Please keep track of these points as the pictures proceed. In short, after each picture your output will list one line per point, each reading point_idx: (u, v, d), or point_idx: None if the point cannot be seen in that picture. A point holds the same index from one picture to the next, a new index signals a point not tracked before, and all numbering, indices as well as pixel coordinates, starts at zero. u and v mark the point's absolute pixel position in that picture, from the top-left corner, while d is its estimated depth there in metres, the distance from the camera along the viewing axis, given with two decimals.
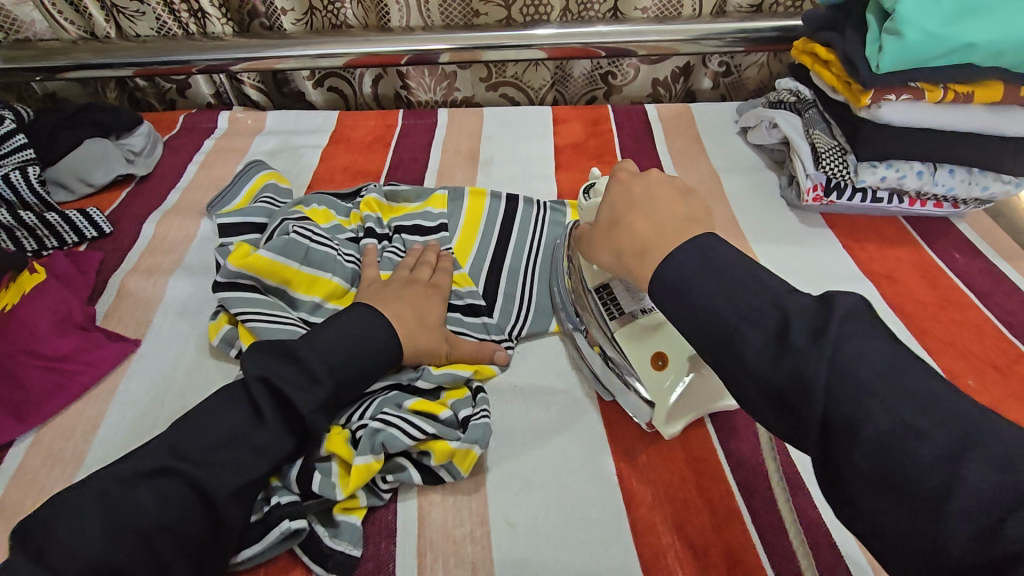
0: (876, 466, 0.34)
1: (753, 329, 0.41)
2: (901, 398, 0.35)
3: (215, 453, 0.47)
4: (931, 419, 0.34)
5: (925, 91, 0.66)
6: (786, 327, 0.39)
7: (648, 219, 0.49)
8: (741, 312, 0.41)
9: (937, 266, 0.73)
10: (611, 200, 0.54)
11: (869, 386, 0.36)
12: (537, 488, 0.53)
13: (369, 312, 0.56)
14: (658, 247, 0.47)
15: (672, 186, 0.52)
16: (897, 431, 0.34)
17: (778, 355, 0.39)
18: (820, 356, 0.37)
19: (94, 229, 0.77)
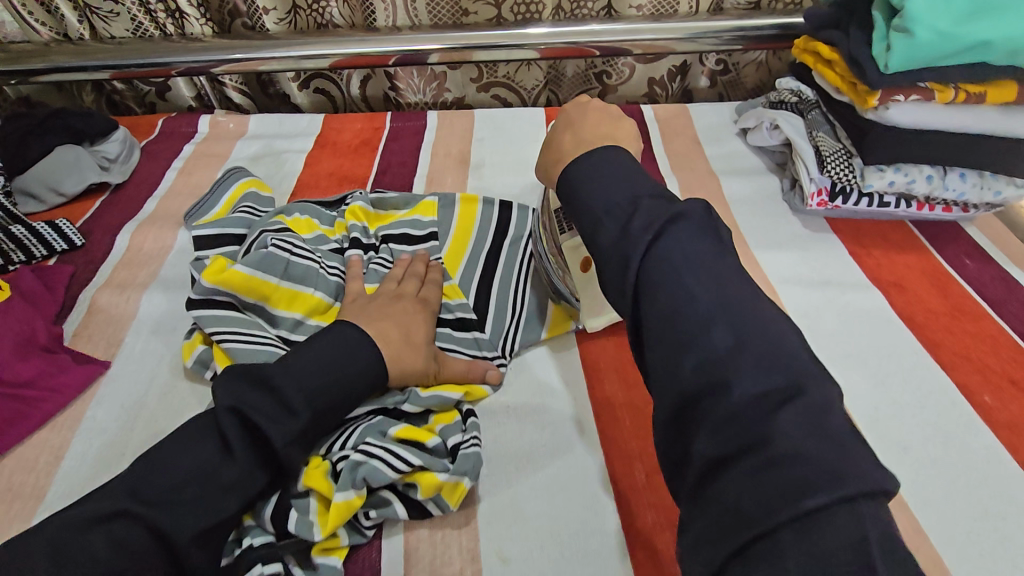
0: (657, 327, 0.39)
1: (606, 218, 0.45)
2: (693, 271, 0.40)
3: (180, 493, 0.43)
4: (705, 289, 0.40)
5: (935, 92, 0.63)
6: (632, 220, 0.44)
7: (573, 133, 0.56)
8: (605, 204, 0.46)
9: (947, 273, 0.70)
10: (553, 123, 0.60)
11: (676, 262, 0.41)
12: (531, 521, 0.49)
13: (351, 331, 0.53)
14: (567, 156, 0.55)
15: (607, 112, 0.59)
16: (679, 295, 0.39)
17: (620, 239, 0.43)
18: (645, 243, 0.42)
19: (64, 242, 0.74)
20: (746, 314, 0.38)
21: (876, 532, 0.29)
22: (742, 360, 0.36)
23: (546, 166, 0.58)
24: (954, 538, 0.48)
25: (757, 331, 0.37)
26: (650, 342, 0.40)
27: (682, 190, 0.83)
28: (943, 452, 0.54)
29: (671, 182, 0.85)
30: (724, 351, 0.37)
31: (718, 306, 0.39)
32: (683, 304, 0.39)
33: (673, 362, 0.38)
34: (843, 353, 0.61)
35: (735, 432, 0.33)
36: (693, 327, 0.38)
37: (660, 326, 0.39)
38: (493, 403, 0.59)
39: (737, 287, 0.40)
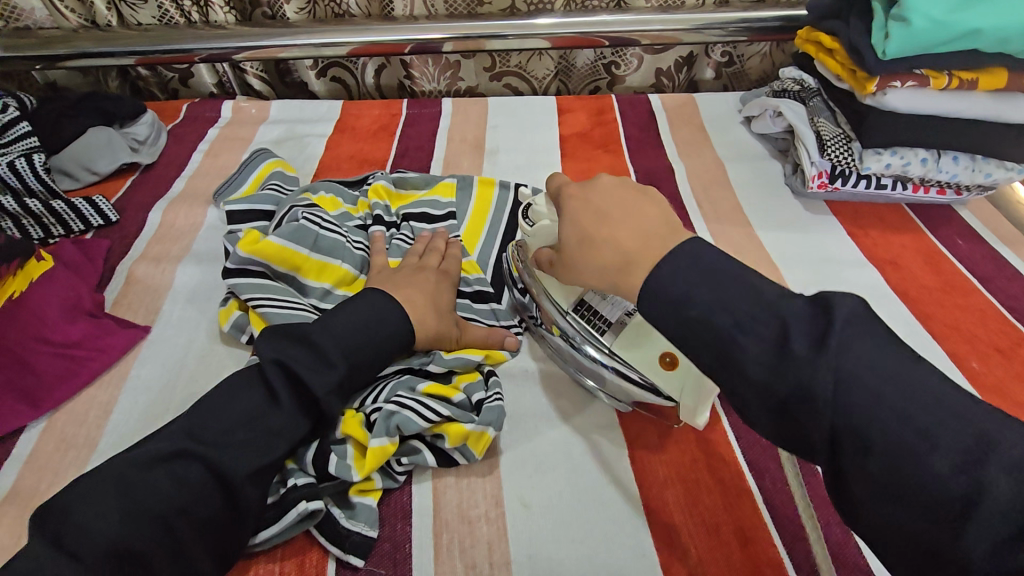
0: (893, 482, 0.35)
1: (744, 339, 0.39)
2: (916, 412, 0.35)
3: (232, 435, 0.47)
4: (949, 432, 0.35)
5: (930, 78, 0.67)
6: (784, 339, 0.38)
7: (628, 230, 0.46)
8: (735, 320, 0.40)
9: (940, 251, 0.73)
10: (573, 215, 0.49)
11: (887, 401, 0.36)
12: (549, 470, 0.53)
13: (381, 296, 0.57)
14: (644, 259, 0.44)
15: (629, 189, 0.50)
16: (915, 445, 0.35)
17: (776, 364, 0.38)
18: (821, 371, 0.36)
19: (100, 217, 0.77)
20: (1015, 456, 0.33)
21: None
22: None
23: (602, 266, 0.46)
24: None
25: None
26: (881, 496, 0.35)
27: (689, 175, 0.87)
28: None
29: (678, 167, 0.88)
30: (1017, 513, 0.32)
31: (974, 447, 0.34)
32: (926, 451, 0.34)
33: (942, 529, 0.33)
34: None
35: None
36: (959, 487, 0.33)
37: (899, 481, 0.35)
38: (513, 367, 0.62)
39: (978, 415, 0.35)
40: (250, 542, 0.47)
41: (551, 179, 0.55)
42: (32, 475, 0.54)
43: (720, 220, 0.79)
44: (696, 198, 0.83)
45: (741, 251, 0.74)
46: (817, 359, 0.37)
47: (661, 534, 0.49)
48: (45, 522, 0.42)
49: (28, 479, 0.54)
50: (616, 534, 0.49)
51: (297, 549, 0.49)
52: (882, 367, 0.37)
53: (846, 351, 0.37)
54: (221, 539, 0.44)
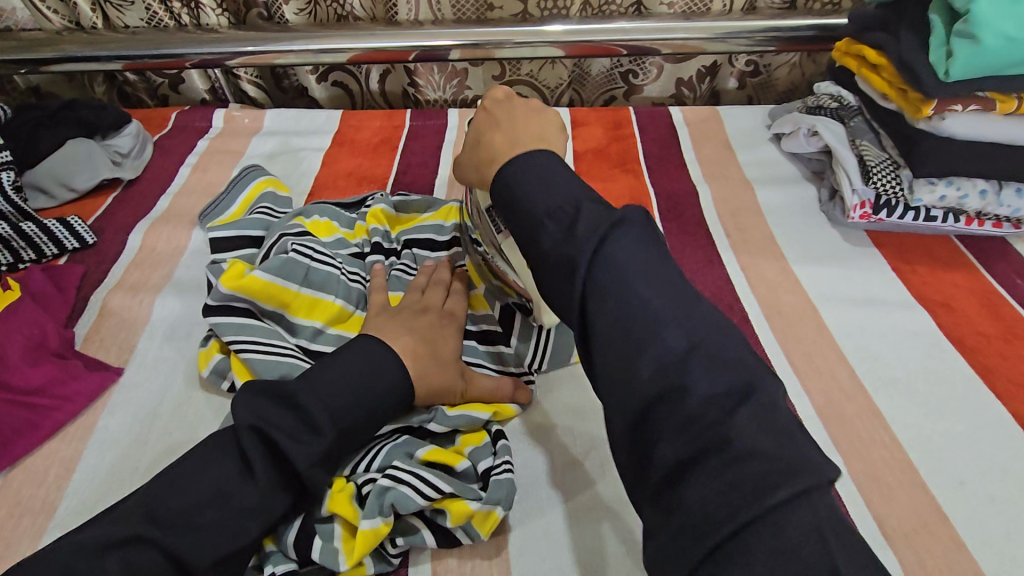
0: (610, 331, 0.39)
1: (548, 221, 0.44)
2: (638, 273, 0.40)
3: (199, 518, 0.41)
4: (658, 293, 0.40)
5: (996, 102, 0.60)
6: (574, 221, 0.43)
7: (506, 137, 0.52)
8: (546, 206, 0.45)
9: (997, 292, 0.66)
10: (476, 126, 0.55)
11: (620, 267, 0.40)
12: (566, 553, 0.47)
13: (375, 345, 0.50)
14: (499, 158, 0.52)
15: (532, 109, 0.55)
16: (629, 304, 0.39)
17: (563, 239, 0.43)
18: (587, 245, 0.41)
19: (75, 241, 0.71)
20: (697, 317, 0.39)
21: (831, 519, 0.31)
22: (697, 360, 0.36)
23: (478, 166, 0.54)
24: None
25: (707, 329, 0.38)
26: (607, 352, 0.39)
27: (715, 199, 0.80)
28: (1003, 489, 0.50)
29: (703, 190, 0.81)
30: (677, 348, 0.37)
31: (664, 306, 0.39)
32: (634, 309, 0.39)
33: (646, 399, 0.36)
34: (888, 378, 0.58)
35: (695, 436, 0.34)
36: (647, 329, 0.38)
37: (614, 326, 0.39)
38: (523, 423, 0.56)
39: (677, 288, 0.41)
40: None
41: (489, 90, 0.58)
42: None
43: (752, 250, 0.72)
44: (723, 226, 0.76)
45: (776, 287, 0.67)
46: (587, 229, 0.42)
47: None
48: None
49: None
50: None
51: None
52: (642, 252, 0.41)
53: (613, 233, 0.42)
54: None
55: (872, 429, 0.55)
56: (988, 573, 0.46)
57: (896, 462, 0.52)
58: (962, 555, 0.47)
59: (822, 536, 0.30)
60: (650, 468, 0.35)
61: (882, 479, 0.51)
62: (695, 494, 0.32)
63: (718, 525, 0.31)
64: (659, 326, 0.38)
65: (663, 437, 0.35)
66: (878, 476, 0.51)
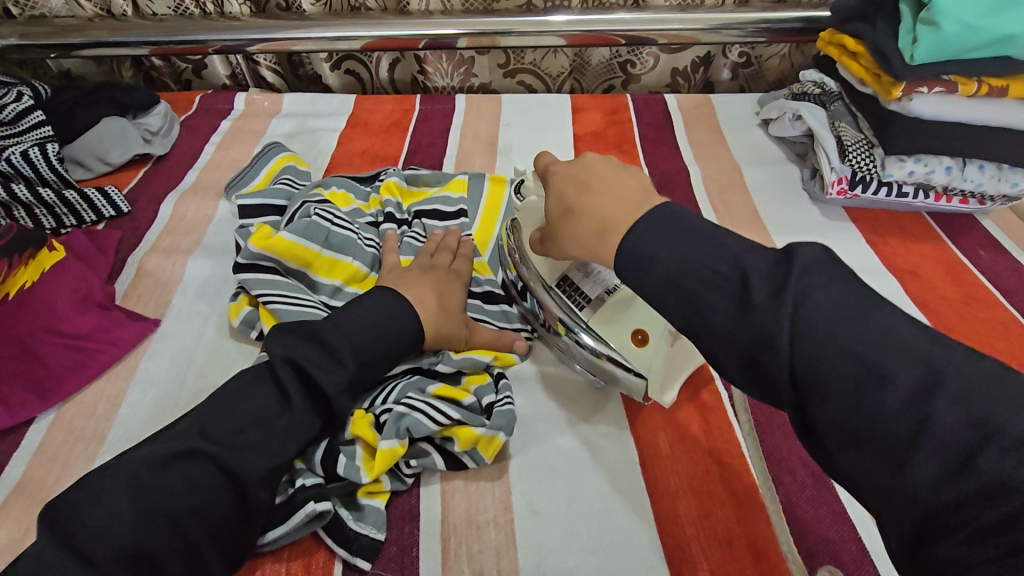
0: (848, 417, 0.33)
1: (711, 294, 0.39)
2: (868, 340, 0.34)
3: (239, 434, 0.46)
4: (897, 360, 0.33)
5: (959, 84, 0.66)
6: (746, 288, 0.38)
7: (606, 197, 0.47)
8: (704, 278, 0.39)
9: (961, 261, 0.72)
10: (559, 188, 0.51)
11: (841, 345, 0.34)
12: (560, 477, 0.53)
13: (392, 294, 0.56)
14: (614, 226, 0.45)
15: (616, 163, 0.51)
16: (865, 375, 0.33)
17: (740, 314, 0.37)
18: (781, 316, 0.35)
19: (112, 209, 0.77)
20: (963, 379, 0.31)
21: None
22: (993, 449, 0.29)
23: (583, 238, 0.48)
24: None
25: (996, 396, 0.30)
26: (840, 435, 0.33)
27: (705, 178, 0.85)
28: None
29: (693, 170, 0.87)
30: (964, 435, 0.30)
31: (924, 380, 0.32)
32: (877, 384, 0.32)
33: (904, 484, 0.31)
34: None
35: (1003, 541, 0.28)
36: (904, 414, 0.31)
37: (848, 407, 0.33)
38: (522, 370, 0.61)
39: (927, 344, 0.33)
40: (258, 542, 0.47)
41: (540, 157, 0.56)
42: (40, 466, 0.54)
43: (737, 224, 0.78)
44: (711, 202, 0.81)
45: None
46: (764, 295, 0.36)
47: (672, 548, 0.48)
48: (54, 517, 0.42)
49: (38, 471, 0.53)
50: (623, 543, 0.48)
51: (304, 550, 0.48)
52: (852, 315, 0.35)
53: (809, 297, 0.35)
54: (231, 538, 0.44)
55: None
56: None
57: None
58: None
59: None
60: (937, 572, 0.30)
61: None
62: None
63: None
64: (921, 408, 0.31)
65: (949, 537, 0.29)
66: None
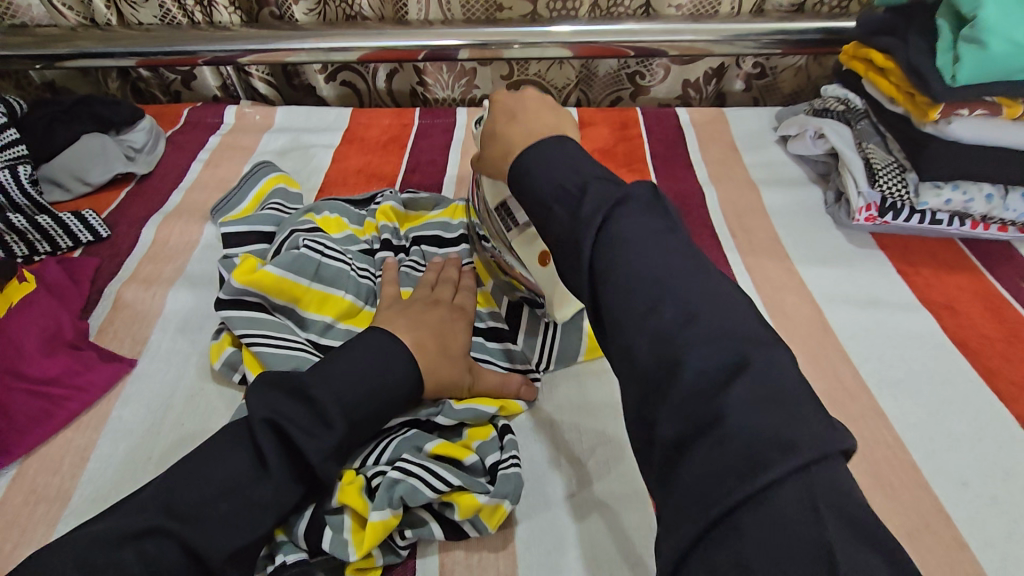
0: (618, 312, 0.39)
1: (556, 206, 0.46)
2: (645, 256, 0.40)
3: (212, 507, 0.41)
4: (663, 272, 0.40)
5: (1003, 107, 0.61)
6: (579, 204, 0.44)
7: (520, 128, 0.54)
8: (553, 192, 0.46)
9: (1001, 295, 0.67)
10: (492, 117, 0.57)
11: (626, 253, 0.41)
12: (571, 547, 0.47)
13: (387, 338, 0.51)
14: (514, 150, 0.53)
15: (545, 101, 0.57)
16: (636, 276, 0.39)
17: (572, 221, 0.44)
18: (591, 231, 0.42)
19: (90, 234, 0.72)
20: (704, 292, 0.38)
21: (828, 494, 0.29)
22: (697, 334, 0.36)
23: (493, 161, 0.56)
24: None
25: (709, 302, 0.38)
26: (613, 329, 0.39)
27: (721, 200, 0.80)
28: (1007, 491, 0.51)
29: (709, 191, 0.82)
30: (675, 324, 0.37)
31: (669, 289, 0.39)
32: (636, 288, 0.39)
33: (637, 360, 0.37)
34: (891, 379, 0.59)
35: None
36: (645, 304, 0.38)
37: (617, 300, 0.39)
38: (528, 419, 0.56)
39: (683, 267, 0.40)
40: None
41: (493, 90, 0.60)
42: None
43: (757, 252, 0.72)
44: (729, 227, 0.76)
45: (781, 288, 0.68)
46: (591, 208, 0.43)
47: None
48: None
49: None
50: None
51: None
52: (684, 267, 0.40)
53: (618, 224, 0.42)
54: None
55: (875, 429, 0.55)
56: (988, 571, 0.46)
57: (899, 462, 0.53)
58: (962, 553, 0.47)
59: (817, 513, 0.28)
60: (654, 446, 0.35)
61: (884, 478, 0.52)
62: (689, 473, 0.32)
63: (707, 506, 0.30)
64: (658, 306, 0.38)
65: None
66: (881, 475, 0.52)
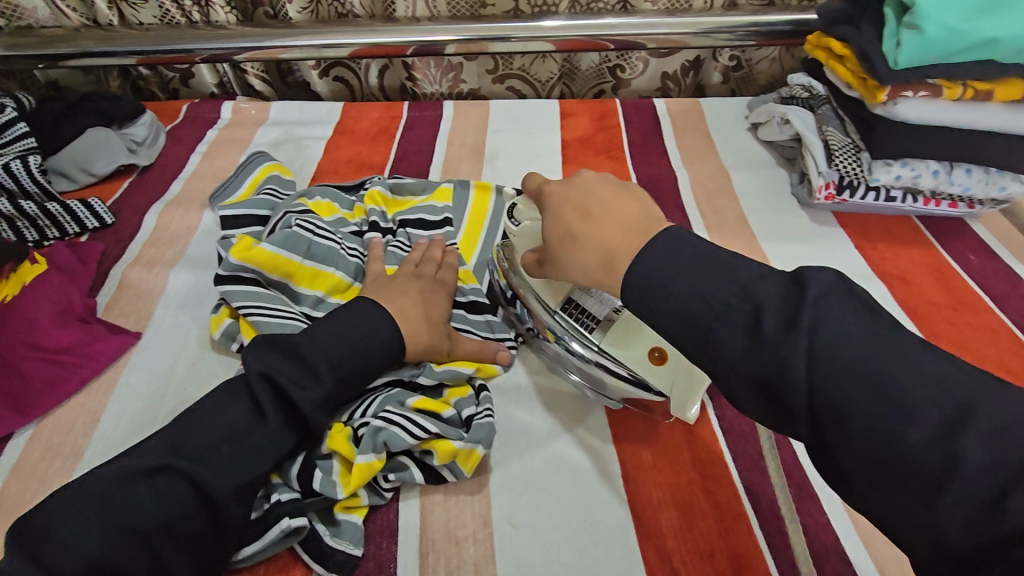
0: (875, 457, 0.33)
1: (722, 326, 0.39)
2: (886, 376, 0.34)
3: (214, 449, 0.46)
4: (909, 389, 0.33)
5: (944, 89, 0.65)
6: (756, 322, 0.38)
7: (612, 224, 0.46)
8: (710, 310, 0.40)
9: (951, 266, 0.71)
10: (556, 212, 0.50)
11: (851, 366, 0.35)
12: (540, 489, 0.52)
13: (371, 306, 0.55)
14: (624, 254, 0.44)
15: (611, 184, 0.50)
16: (886, 411, 0.33)
17: (754, 347, 0.37)
18: (797, 345, 0.36)
19: (96, 220, 0.77)
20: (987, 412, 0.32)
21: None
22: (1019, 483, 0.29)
23: (588, 267, 0.46)
24: None
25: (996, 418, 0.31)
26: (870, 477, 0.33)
27: (692, 183, 0.85)
28: None
29: (681, 175, 0.87)
30: (919, 424, 0.33)
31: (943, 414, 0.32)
32: (895, 421, 0.33)
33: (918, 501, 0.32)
34: None
35: None
36: (875, 406, 0.34)
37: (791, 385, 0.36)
38: (505, 381, 0.61)
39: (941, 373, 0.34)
40: (233, 558, 0.46)
41: (536, 183, 0.56)
42: (17, 482, 0.53)
43: (724, 230, 0.77)
44: (699, 208, 0.81)
45: None
46: (776, 325, 0.37)
47: (654, 561, 0.48)
48: (22, 536, 0.41)
49: (13, 486, 0.53)
50: (604, 557, 0.48)
51: (281, 566, 0.47)
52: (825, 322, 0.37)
53: (823, 319, 0.37)
54: (202, 555, 0.43)
55: None
56: None
57: None
58: None
59: None
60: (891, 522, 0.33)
61: None
62: None
63: None
64: (891, 398, 0.34)
65: None
66: None
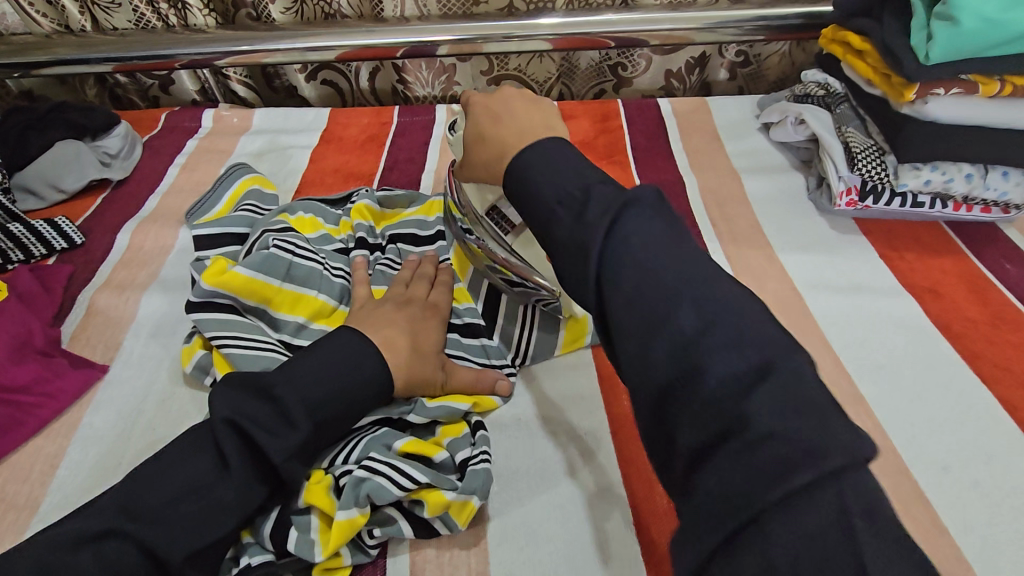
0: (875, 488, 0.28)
1: (560, 208, 0.42)
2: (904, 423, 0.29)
3: (173, 509, 0.41)
4: None
5: (978, 85, 0.60)
6: (584, 204, 0.41)
7: (511, 127, 0.51)
8: (556, 193, 0.43)
9: (986, 277, 0.66)
10: (474, 117, 0.54)
11: (650, 257, 0.37)
12: (544, 542, 0.47)
13: (355, 336, 0.50)
14: (512, 148, 0.50)
15: (526, 99, 0.55)
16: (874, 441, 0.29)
17: (575, 225, 0.40)
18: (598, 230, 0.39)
19: (64, 241, 0.72)
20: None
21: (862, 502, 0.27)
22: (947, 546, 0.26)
23: (487, 163, 0.53)
24: (1001, 567, 0.45)
25: None
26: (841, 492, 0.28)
27: (702, 189, 0.79)
28: (989, 475, 0.50)
29: (690, 180, 0.81)
30: (692, 327, 0.34)
31: None
32: None
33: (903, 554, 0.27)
34: (874, 364, 0.58)
35: None
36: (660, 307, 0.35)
37: None
38: (503, 415, 0.55)
39: None
40: None
41: (463, 94, 0.58)
42: None
43: (737, 240, 0.72)
44: (710, 216, 0.75)
45: (762, 275, 0.67)
46: (596, 210, 0.40)
47: None
48: None
49: None
50: None
51: None
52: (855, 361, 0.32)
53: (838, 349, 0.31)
54: None
55: (856, 415, 0.54)
56: (968, 556, 0.45)
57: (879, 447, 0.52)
58: (943, 538, 0.46)
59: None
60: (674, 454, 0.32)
61: None
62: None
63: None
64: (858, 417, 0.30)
65: None
66: None
